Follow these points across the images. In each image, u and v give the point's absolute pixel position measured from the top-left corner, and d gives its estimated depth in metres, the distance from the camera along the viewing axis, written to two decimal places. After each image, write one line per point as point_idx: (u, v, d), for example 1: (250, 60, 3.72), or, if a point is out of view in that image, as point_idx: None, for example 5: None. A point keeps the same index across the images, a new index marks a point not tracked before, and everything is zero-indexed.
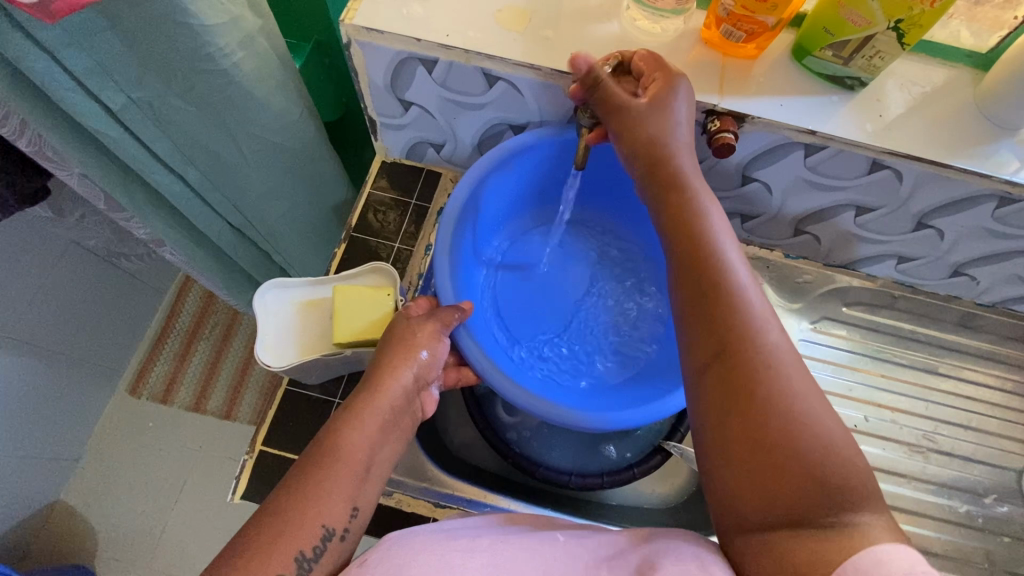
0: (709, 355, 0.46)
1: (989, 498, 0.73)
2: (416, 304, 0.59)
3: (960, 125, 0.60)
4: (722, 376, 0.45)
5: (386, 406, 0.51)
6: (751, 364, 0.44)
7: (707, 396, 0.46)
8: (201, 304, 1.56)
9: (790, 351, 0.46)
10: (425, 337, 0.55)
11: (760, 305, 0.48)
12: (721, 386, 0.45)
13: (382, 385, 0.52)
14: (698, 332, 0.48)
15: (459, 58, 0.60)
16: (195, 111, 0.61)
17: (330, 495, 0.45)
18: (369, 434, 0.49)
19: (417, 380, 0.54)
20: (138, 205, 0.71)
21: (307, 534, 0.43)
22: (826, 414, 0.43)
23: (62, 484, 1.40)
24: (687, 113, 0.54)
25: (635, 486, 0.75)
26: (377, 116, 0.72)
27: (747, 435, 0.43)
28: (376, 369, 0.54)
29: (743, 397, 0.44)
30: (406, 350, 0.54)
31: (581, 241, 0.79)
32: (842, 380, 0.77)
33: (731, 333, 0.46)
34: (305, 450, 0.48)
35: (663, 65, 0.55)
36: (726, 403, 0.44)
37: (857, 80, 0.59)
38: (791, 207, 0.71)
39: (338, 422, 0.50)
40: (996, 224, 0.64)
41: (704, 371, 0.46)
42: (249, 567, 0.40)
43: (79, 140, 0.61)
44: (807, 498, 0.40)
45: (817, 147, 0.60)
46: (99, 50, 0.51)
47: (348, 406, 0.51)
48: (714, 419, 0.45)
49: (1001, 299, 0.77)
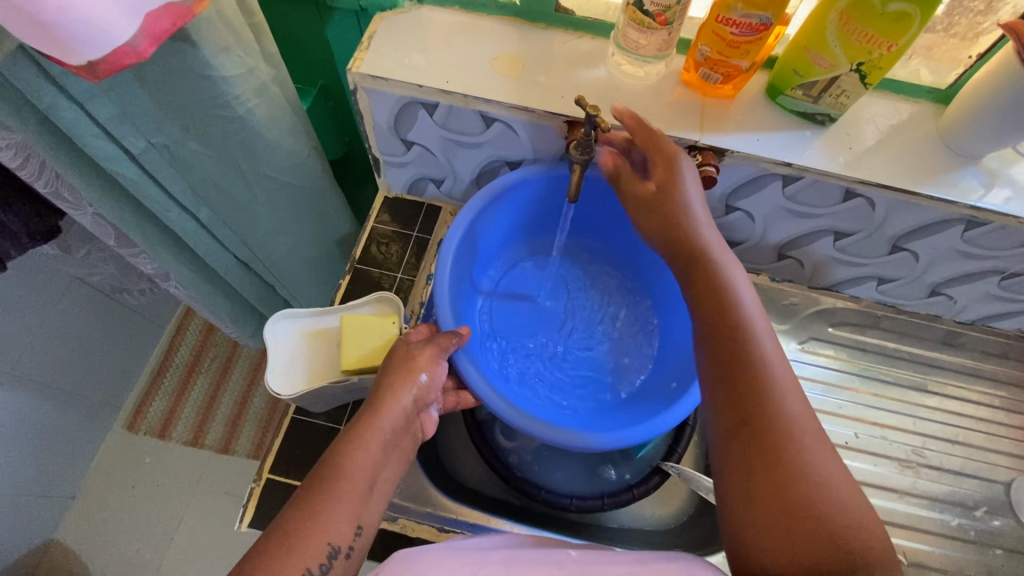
0: (735, 412, 0.50)
1: (980, 511, 0.75)
2: (416, 330, 0.61)
3: (927, 155, 0.65)
4: (746, 431, 0.49)
5: (390, 425, 0.54)
6: (774, 427, 0.48)
7: (732, 449, 0.49)
8: (201, 338, 1.58)
9: (808, 414, 0.49)
10: (424, 360, 0.57)
11: (781, 371, 0.51)
12: (743, 441, 0.49)
13: (382, 406, 0.54)
14: (724, 393, 0.51)
15: (459, 102, 0.64)
16: (209, 153, 0.65)
17: (336, 513, 0.47)
18: (373, 455, 0.51)
19: (416, 402, 0.56)
20: (149, 241, 0.74)
21: (315, 553, 0.45)
22: (843, 478, 0.46)
23: (56, 523, 1.38)
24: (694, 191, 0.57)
25: (636, 508, 0.76)
26: (380, 154, 0.76)
27: (769, 493, 0.46)
28: (381, 389, 0.56)
29: (768, 456, 0.47)
30: (409, 368, 0.57)
31: (575, 270, 0.83)
32: (832, 399, 0.80)
33: (756, 396, 0.50)
34: (311, 471, 0.50)
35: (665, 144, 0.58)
36: (750, 457, 0.48)
37: (827, 116, 0.63)
38: (774, 233, 0.75)
39: (343, 442, 0.52)
40: (966, 245, 0.68)
41: (729, 426, 0.50)
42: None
43: (97, 181, 0.64)
44: (827, 556, 0.43)
45: (794, 178, 0.65)
46: (124, 99, 0.55)
47: (352, 426, 0.54)
48: (740, 472, 0.48)
49: (980, 316, 0.81)
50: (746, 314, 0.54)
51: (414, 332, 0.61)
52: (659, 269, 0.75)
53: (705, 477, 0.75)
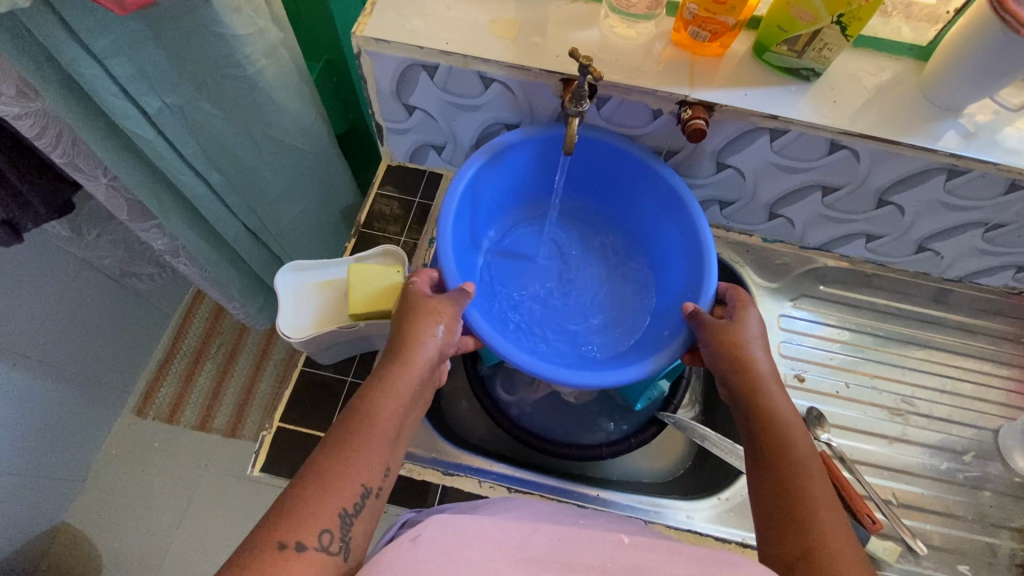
0: (772, 505, 0.53)
1: (969, 456, 0.78)
2: (420, 274, 0.64)
3: (909, 108, 0.67)
4: (783, 523, 0.51)
5: (410, 374, 0.56)
6: (810, 514, 0.51)
7: (769, 540, 0.52)
8: (208, 324, 1.59)
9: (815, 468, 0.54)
10: (443, 315, 0.59)
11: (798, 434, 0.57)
12: (779, 529, 0.51)
13: (406, 360, 0.57)
14: (765, 490, 0.55)
15: (458, 63, 0.67)
16: (221, 116, 0.68)
17: (367, 458, 0.50)
18: (398, 405, 0.55)
19: (438, 355, 0.59)
20: (164, 208, 0.77)
21: (350, 493, 0.48)
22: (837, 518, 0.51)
23: (68, 504, 1.39)
24: (758, 336, 0.64)
25: (636, 462, 0.79)
26: (383, 121, 0.79)
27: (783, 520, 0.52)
28: (399, 341, 0.58)
29: (805, 539, 0.49)
30: (424, 320, 0.59)
31: (570, 232, 0.86)
32: (823, 350, 0.84)
33: (793, 484, 0.53)
34: (336, 421, 0.54)
35: (742, 296, 0.67)
36: (783, 542, 0.50)
37: (812, 71, 0.66)
38: (764, 191, 0.78)
39: (369, 392, 0.55)
40: (949, 196, 0.71)
41: (767, 517, 0.53)
42: (299, 522, 0.45)
43: (114, 143, 0.67)
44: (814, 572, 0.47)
45: (781, 131, 0.67)
46: (141, 58, 0.58)
47: (373, 377, 0.57)
48: (762, 506, 0.54)
49: (967, 272, 0.83)
50: (763, 370, 0.62)
51: (417, 280, 0.64)
52: (653, 227, 0.78)
53: (701, 426, 0.77)
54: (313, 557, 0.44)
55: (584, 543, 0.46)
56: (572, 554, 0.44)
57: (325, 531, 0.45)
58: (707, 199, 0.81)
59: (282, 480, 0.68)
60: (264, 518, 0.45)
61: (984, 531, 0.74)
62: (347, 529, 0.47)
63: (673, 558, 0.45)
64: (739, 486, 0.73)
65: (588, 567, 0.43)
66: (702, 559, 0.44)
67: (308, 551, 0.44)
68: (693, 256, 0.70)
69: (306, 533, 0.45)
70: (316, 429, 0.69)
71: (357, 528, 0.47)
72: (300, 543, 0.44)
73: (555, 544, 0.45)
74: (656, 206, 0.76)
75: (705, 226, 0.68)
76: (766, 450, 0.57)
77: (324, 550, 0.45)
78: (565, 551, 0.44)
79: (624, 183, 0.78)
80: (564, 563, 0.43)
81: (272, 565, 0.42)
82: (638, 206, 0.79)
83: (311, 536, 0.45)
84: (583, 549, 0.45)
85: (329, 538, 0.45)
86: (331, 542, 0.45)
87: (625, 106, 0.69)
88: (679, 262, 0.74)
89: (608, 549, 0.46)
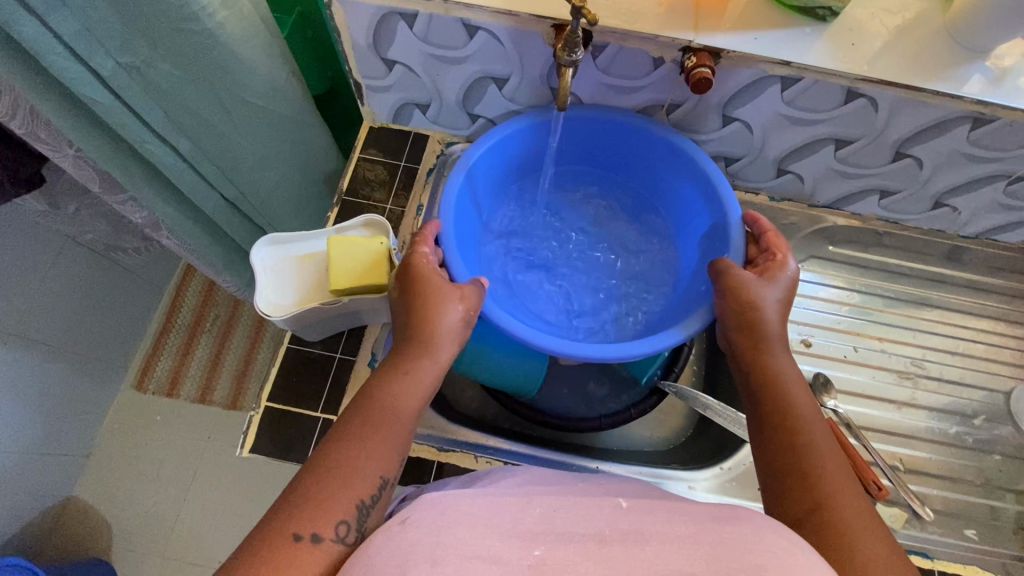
0: (780, 459, 0.51)
1: (978, 419, 0.77)
2: (421, 241, 0.60)
3: (933, 51, 0.61)
4: (789, 479, 0.49)
5: (432, 363, 0.55)
6: (820, 468, 0.49)
7: (776, 497, 0.49)
8: (202, 297, 1.53)
9: (823, 426, 0.52)
10: (453, 293, 0.57)
11: (805, 397, 0.55)
12: (787, 484, 0.49)
13: (422, 347, 0.55)
14: (770, 446, 0.52)
15: (438, 9, 0.61)
16: (183, 75, 0.63)
17: (385, 448, 0.48)
18: (414, 394, 0.52)
19: (456, 338, 0.57)
20: (133, 179, 0.72)
21: (366, 484, 0.46)
22: (849, 479, 0.48)
23: (72, 482, 1.37)
24: (778, 295, 0.61)
25: (635, 430, 0.79)
26: (362, 78, 0.74)
27: (791, 472, 0.49)
28: (416, 324, 0.55)
29: (817, 493, 0.47)
30: (444, 302, 0.56)
31: (573, 210, 0.82)
32: (831, 315, 0.81)
33: (797, 440, 0.51)
34: (350, 407, 0.51)
35: (777, 242, 0.64)
36: (792, 496, 0.48)
37: (829, 10, 0.60)
38: (774, 145, 0.72)
39: (385, 380, 0.53)
40: (972, 147, 0.65)
41: (774, 472, 0.51)
42: (316, 513, 0.43)
43: (72, 110, 0.61)
44: (826, 525, 0.45)
45: (793, 80, 0.62)
46: (86, 13, 0.52)
47: (393, 362, 0.54)
48: (768, 458, 0.52)
49: (984, 229, 0.79)
50: (771, 325, 0.59)
51: (423, 250, 0.59)
52: (670, 196, 0.76)
53: (703, 395, 0.75)
54: (329, 548, 0.42)
55: (580, 509, 0.43)
56: (567, 524, 0.42)
57: (341, 522, 0.43)
58: (712, 156, 0.76)
59: (273, 459, 0.66)
60: (275, 508, 0.44)
61: (992, 494, 0.73)
62: (364, 520, 0.44)
63: (666, 517, 0.43)
64: (741, 454, 0.71)
65: (581, 536, 0.40)
66: (701, 516, 0.42)
67: (323, 543, 0.42)
68: (716, 218, 0.68)
69: (322, 524, 0.42)
70: (306, 409, 0.67)
71: (374, 519, 0.45)
72: (316, 534, 0.42)
73: (549, 514, 0.42)
74: (669, 169, 0.73)
75: (727, 188, 0.66)
76: (772, 406, 0.54)
77: (340, 541, 0.42)
78: (562, 521, 0.42)
79: (633, 152, 0.74)
80: (562, 534, 0.40)
81: (286, 557, 0.40)
82: (649, 171, 0.75)
83: (328, 527, 0.42)
84: (577, 516, 0.42)
85: (346, 529, 0.43)
86: (348, 533, 0.43)
87: (624, 55, 0.62)
88: (700, 223, 0.72)
89: (604, 514, 0.43)
